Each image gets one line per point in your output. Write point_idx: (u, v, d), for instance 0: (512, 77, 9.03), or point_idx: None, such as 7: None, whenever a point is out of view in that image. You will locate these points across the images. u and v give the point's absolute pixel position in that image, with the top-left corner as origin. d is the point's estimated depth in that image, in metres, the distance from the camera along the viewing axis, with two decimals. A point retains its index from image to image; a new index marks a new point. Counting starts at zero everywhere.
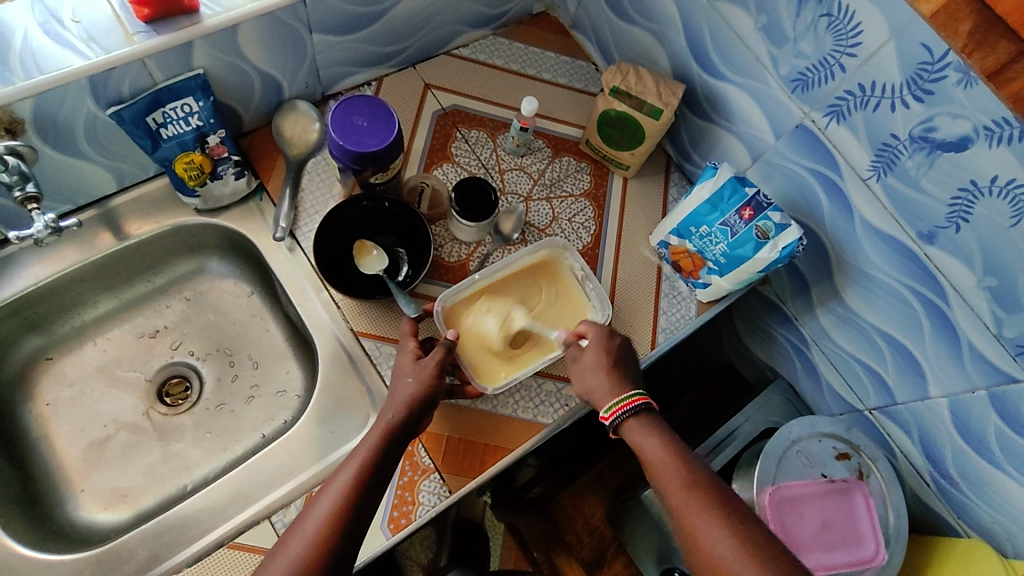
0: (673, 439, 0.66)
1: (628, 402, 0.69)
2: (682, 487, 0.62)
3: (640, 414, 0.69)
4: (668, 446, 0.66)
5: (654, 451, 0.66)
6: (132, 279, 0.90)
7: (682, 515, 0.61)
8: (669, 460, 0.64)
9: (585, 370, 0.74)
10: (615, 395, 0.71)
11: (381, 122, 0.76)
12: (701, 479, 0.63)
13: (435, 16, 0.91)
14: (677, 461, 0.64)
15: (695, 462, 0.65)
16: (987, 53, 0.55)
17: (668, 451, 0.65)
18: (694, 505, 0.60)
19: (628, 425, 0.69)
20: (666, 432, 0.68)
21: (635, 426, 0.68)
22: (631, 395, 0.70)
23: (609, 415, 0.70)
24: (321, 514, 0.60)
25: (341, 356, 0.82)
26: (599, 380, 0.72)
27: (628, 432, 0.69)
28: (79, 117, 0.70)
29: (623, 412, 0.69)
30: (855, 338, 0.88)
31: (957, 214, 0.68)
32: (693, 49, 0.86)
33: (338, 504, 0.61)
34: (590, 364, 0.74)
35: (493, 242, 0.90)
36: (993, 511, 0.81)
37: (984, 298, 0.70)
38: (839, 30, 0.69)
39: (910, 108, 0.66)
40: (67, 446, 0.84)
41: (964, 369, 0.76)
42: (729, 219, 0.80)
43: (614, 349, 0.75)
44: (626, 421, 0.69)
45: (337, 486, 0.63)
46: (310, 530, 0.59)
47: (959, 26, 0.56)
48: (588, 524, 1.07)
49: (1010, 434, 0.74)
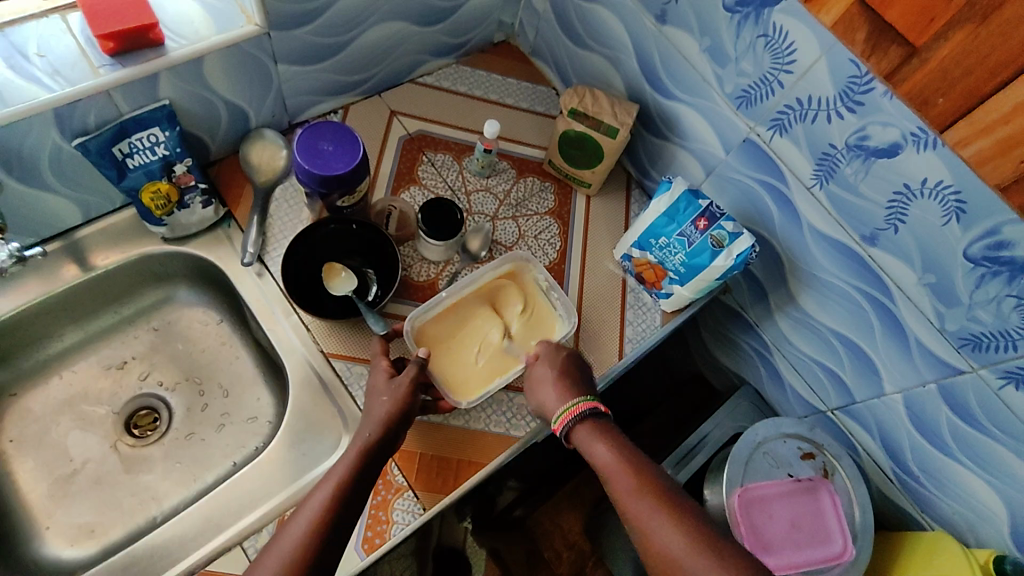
0: (622, 442, 0.68)
1: (574, 409, 0.71)
2: (633, 489, 0.65)
3: (588, 420, 0.71)
4: (617, 450, 0.68)
5: (605, 456, 0.68)
6: (98, 310, 0.89)
7: (636, 518, 0.63)
8: (619, 464, 0.66)
9: (539, 383, 0.77)
10: (562, 404, 0.73)
11: (345, 146, 0.78)
12: (651, 480, 0.65)
13: (398, 45, 0.94)
14: (626, 464, 0.66)
15: (645, 462, 0.68)
16: (882, 57, 0.64)
17: (616, 455, 0.67)
18: (645, 507, 0.63)
19: (578, 432, 0.71)
20: (613, 436, 0.70)
21: (584, 433, 0.70)
22: (576, 402, 0.72)
23: (558, 425, 0.72)
24: (299, 531, 0.61)
25: (312, 380, 0.82)
26: (550, 395, 0.75)
27: (579, 438, 0.71)
28: (44, 149, 0.71)
29: (572, 419, 0.71)
30: (812, 340, 0.91)
31: (894, 216, 0.72)
32: (646, 72, 0.90)
33: (315, 525, 0.61)
34: (542, 378, 0.77)
35: (461, 260, 0.92)
36: (953, 502, 0.84)
37: (926, 295, 0.74)
38: (776, 49, 0.73)
39: (844, 118, 0.71)
40: (31, 482, 0.82)
41: (914, 364, 0.79)
42: (685, 230, 0.84)
43: (562, 363, 0.78)
44: (574, 428, 0.71)
45: (312, 505, 0.63)
46: (288, 548, 0.59)
47: (856, 35, 0.65)
48: (566, 540, 1.12)
49: (962, 425, 0.77)
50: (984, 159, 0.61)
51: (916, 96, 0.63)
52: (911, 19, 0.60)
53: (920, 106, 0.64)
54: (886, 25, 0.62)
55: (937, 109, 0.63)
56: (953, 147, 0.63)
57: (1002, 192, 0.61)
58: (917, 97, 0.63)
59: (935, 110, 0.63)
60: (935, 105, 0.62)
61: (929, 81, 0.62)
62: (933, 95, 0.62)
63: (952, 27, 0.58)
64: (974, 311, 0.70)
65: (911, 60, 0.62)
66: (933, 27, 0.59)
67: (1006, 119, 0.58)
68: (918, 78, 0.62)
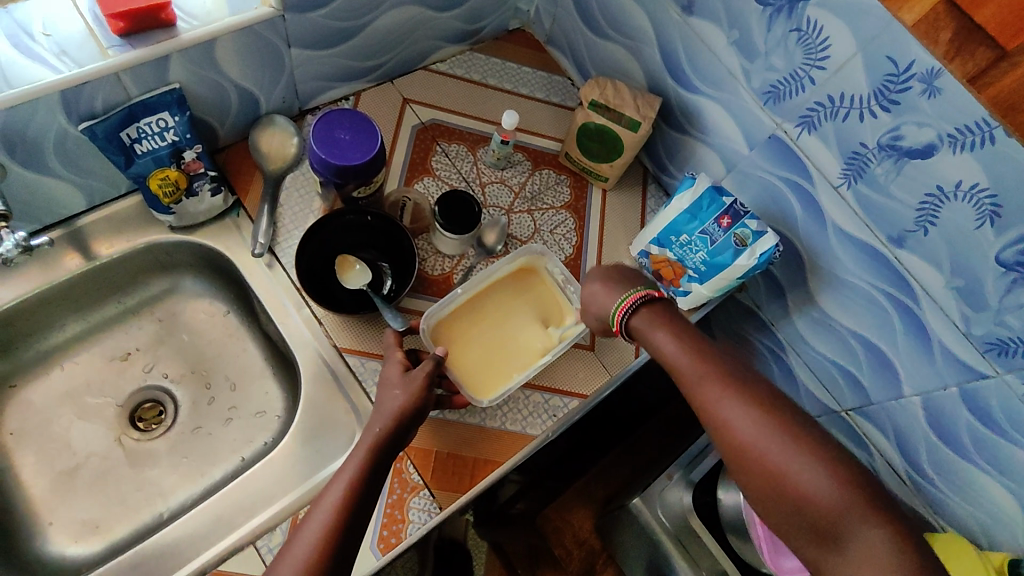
0: (680, 330, 0.67)
1: (628, 301, 0.69)
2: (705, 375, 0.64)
3: (643, 310, 0.69)
4: (677, 338, 0.67)
5: (664, 343, 0.67)
6: (102, 300, 0.86)
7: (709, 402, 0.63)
8: (681, 350, 0.66)
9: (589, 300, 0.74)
10: (619, 294, 0.71)
11: (363, 135, 0.76)
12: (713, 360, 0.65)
13: (413, 31, 0.91)
14: (694, 355, 0.65)
15: (713, 350, 0.66)
16: (967, 59, 0.58)
17: (682, 345, 0.66)
18: (719, 392, 0.62)
19: (635, 322, 0.69)
20: (676, 324, 0.68)
21: (641, 324, 0.69)
22: (631, 293, 0.70)
23: (614, 322, 0.70)
24: (312, 536, 0.59)
25: (325, 375, 0.81)
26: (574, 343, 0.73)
27: (639, 328, 0.69)
28: (48, 132, 0.68)
29: (625, 313, 0.69)
30: (830, 341, 0.90)
31: (924, 218, 0.71)
32: (668, 65, 0.88)
33: (330, 527, 0.59)
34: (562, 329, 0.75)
35: (476, 254, 0.90)
36: (967, 505, 0.84)
37: (952, 299, 0.73)
38: (808, 45, 0.72)
39: (877, 118, 0.69)
40: (33, 476, 0.80)
41: (936, 368, 0.79)
42: (708, 228, 0.82)
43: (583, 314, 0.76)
44: (631, 320, 0.70)
45: (325, 507, 0.61)
46: (301, 554, 0.58)
47: (939, 35, 0.58)
48: (577, 537, 1.13)
49: (983, 429, 0.77)
50: None
51: (1003, 101, 0.57)
52: (1002, 22, 0.53)
53: (1006, 112, 0.58)
54: (973, 26, 0.55)
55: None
56: None
57: None
58: (1004, 101, 0.57)
59: (1022, 117, 0.57)
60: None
61: (1018, 87, 0.55)
62: (1021, 101, 0.56)
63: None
64: (1003, 316, 0.69)
65: (999, 64, 0.55)
66: None
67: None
68: (1007, 83, 0.56)
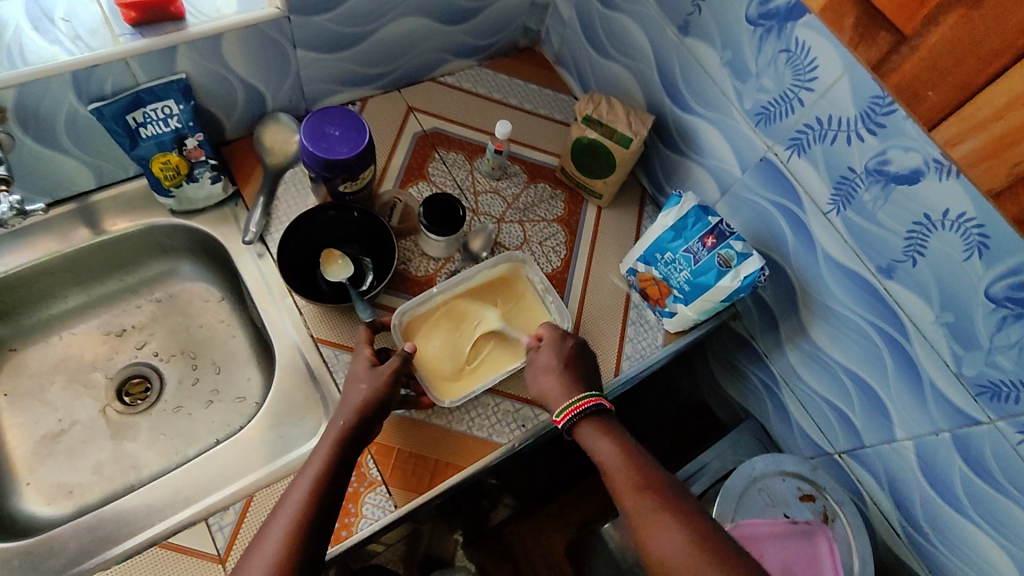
0: (626, 441, 0.67)
1: (577, 404, 0.70)
2: (632, 488, 0.63)
3: (592, 416, 0.70)
4: (620, 447, 0.67)
5: (607, 451, 0.67)
6: (104, 276, 0.91)
7: (633, 517, 0.62)
8: (620, 461, 0.65)
9: (539, 372, 0.75)
10: (568, 398, 0.71)
11: (352, 132, 0.78)
12: (650, 477, 0.64)
13: (421, 42, 0.94)
14: (628, 463, 0.65)
15: (646, 463, 0.66)
16: (870, 45, 0.58)
17: (620, 454, 0.66)
18: (643, 505, 0.61)
19: (582, 427, 0.69)
20: (617, 432, 0.69)
21: (588, 428, 0.69)
22: (585, 397, 0.71)
23: (562, 418, 0.70)
24: (280, 533, 0.59)
25: (300, 364, 0.82)
26: (552, 384, 0.74)
27: (582, 433, 0.69)
28: (60, 110, 0.73)
29: (576, 413, 0.70)
30: (822, 377, 0.86)
31: (913, 248, 0.68)
32: (666, 85, 0.88)
33: (296, 524, 0.59)
34: (545, 363, 0.75)
35: (461, 258, 0.90)
36: (963, 564, 0.78)
37: (942, 335, 0.69)
38: (797, 65, 0.70)
39: (864, 141, 0.67)
40: (18, 437, 0.84)
41: (928, 411, 0.74)
42: (692, 246, 0.81)
43: (567, 353, 0.76)
44: (578, 423, 0.70)
45: (291, 502, 0.61)
46: (271, 552, 0.57)
47: (844, 21, 0.60)
48: (547, 560, 1.05)
49: (976, 479, 0.72)
50: (977, 159, 0.56)
51: (905, 88, 0.58)
52: (900, 1, 0.54)
53: (910, 100, 0.58)
54: (874, 10, 0.57)
55: (927, 103, 0.57)
56: (944, 145, 0.58)
57: (993, 199, 0.56)
58: (906, 88, 0.57)
59: (925, 104, 0.57)
60: (926, 99, 0.57)
61: (920, 70, 0.55)
62: (924, 87, 0.56)
63: (944, 10, 0.52)
64: (995, 356, 0.65)
65: (900, 48, 0.56)
66: (923, 11, 0.53)
67: (999, 116, 0.52)
68: (908, 67, 0.56)
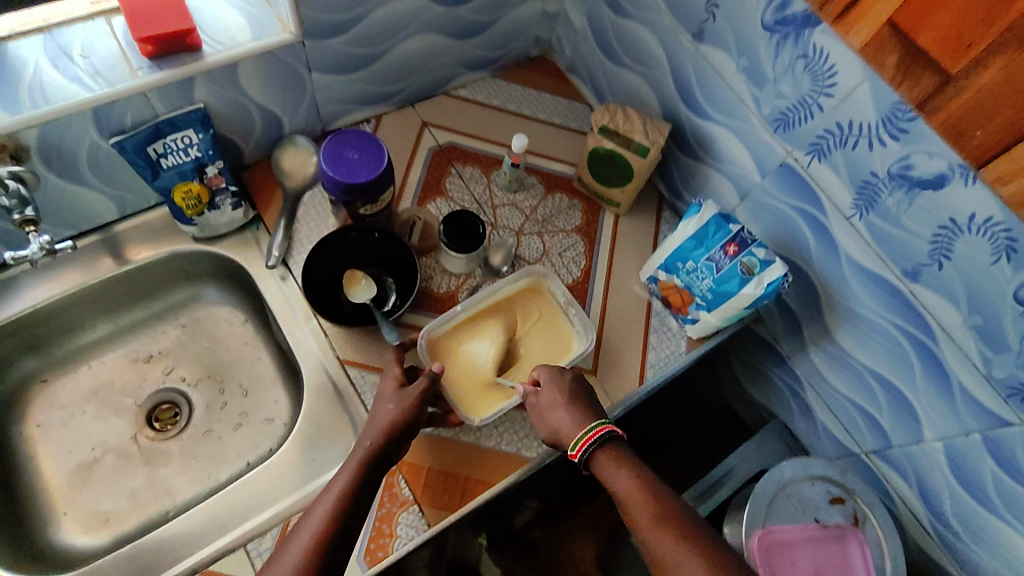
0: (643, 472, 0.67)
1: (592, 433, 0.70)
2: (651, 522, 0.63)
3: (607, 445, 0.70)
4: (637, 478, 0.67)
5: (624, 483, 0.66)
6: (129, 304, 0.92)
7: (656, 553, 0.61)
8: (637, 492, 0.65)
9: (546, 411, 0.75)
10: (580, 429, 0.71)
11: (371, 154, 0.79)
12: (669, 509, 0.64)
13: (433, 57, 0.94)
14: (646, 496, 0.65)
15: (663, 493, 0.66)
16: (914, 82, 0.60)
17: (637, 485, 0.66)
18: (662, 541, 0.61)
19: (597, 457, 0.69)
20: (632, 462, 0.68)
21: (603, 459, 0.69)
22: (595, 426, 0.71)
23: (576, 451, 0.70)
24: (300, 547, 0.58)
25: (327, 386, 0.83)
26: (563, 418, 0.73)
27: (598, 464, 0.69)
28: (82, 145, 0.73)
29: (591, 444, 0.69)
30: (848, 378, 0.86)
31: (939, 252, 0.67)
32: (681, 92, 0.88)
33: (321, 536, 0.59)
34: (551, 402, 0.75)
35: (482, 274, 0.91)
36: (996, 563, 0.78)
37: (971, 338, 0.69)
38: (816, 71, 0.70)
39: (886, 146, 0.67)
40: (53, 467, 0.85)
41: (957, 412, 0.74)
42: (713, 255, 0.81)
43: (569, 385, 0.76)
44: (594, 454, 0.70)
45: (314, 518, 0.61)
46: (289, 565, 0.56)
47: (886, 59, 0.61)
48: (577, 568, 1.02)
49: (1007, 479, 0.71)
50: None
51: (951, 127, 0.59)
52: (945, 45, 0.56)
53: (957, 139, 0.59)
54: (918, 51, 0.58)
55: (974, 142, 0.58)
56: (991, 183, 0.59)
57: None
58: (953, 127, 0.59)
59: (971, 143, 0.58)
60: (973, 138, 0.58)
61: (965, 111, 0.57)
62: (971, 127, 0.58)
63: (991, 54, 0.53)
64: None
65: (946, 88, 0.58)
66: (970, 53, 0.55)
67: None
68: (954, 107, 0.58)
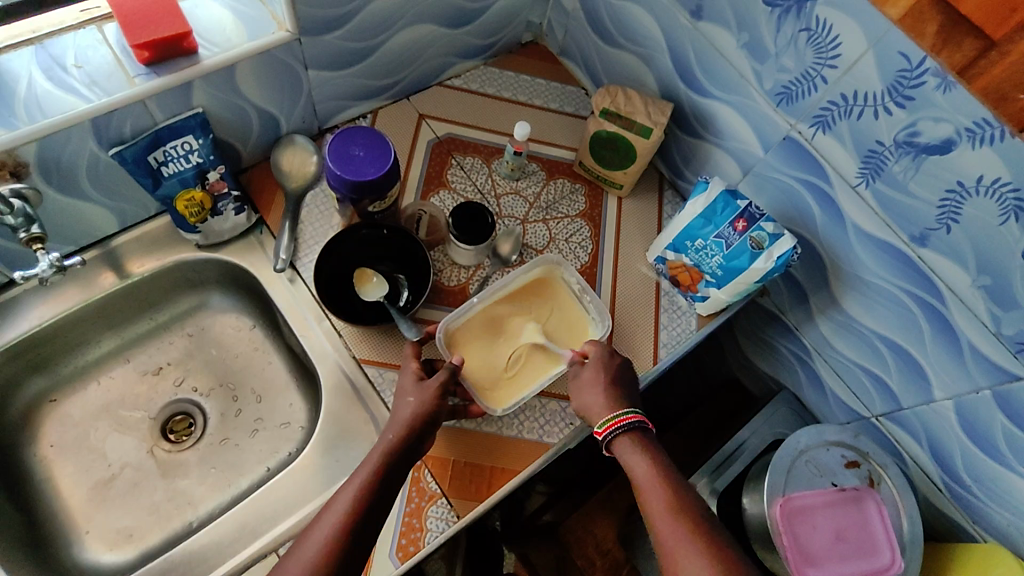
0: (663, 461, 0.68)
1: (621, 419, 0.71)
2: (666, 511, 0.64)
3: (632, 431, 0.71)
4: (656, 466, 0.68)
5: (643, 469, 0.67)
6: (134, 317, 0.90)
7: (664, 540, 0.62)
8: (654, 480, 0.66)
9: (584, 386, 0.76)
10: (609, 411, 0.72)
11: (377, 151, 0.78)
12: (683, 500, 0.65)
13: (427, 48, 0.93)
14: (664, 485, 0.66)
15: (681, 485, 0.67)
16: (954, 50, 0.59)
17: (655, 473, 0.67)
18: (676, 529, 0.62)
19: (620, 441, 0.71)
20: (655, 450, 0.70)
21: (626, 443, 0.70)
22: (626, 412, 0.72)
23: (602, 429, 0.71)
24: (322, 535, 0.60)
25: (345, 386, 0.82)
26: (597, 398, 0.74)
27: (620, 448, 0.71)
28: (82, 157, 0.72)
29: (616, 428, 0.71)
30: (856, 345, 0.88)
31: (947, 215, 0.69)
32: (679, 70, 0.88)
33: (339, 529, 0.60)
34: (591, 380, 0.76)
35: (491, 264, 0.91)
36: (1007, 513, 0.80)
37: (979, 297, 0.70)
38: (818, 44, 0.71)
39: (892, 114, 0.68)
40: (70, 486, 0.84)
41: (967, 370, 0.76)
42: (723, 231, 0.82)
43: (614, 369, 0.76)
44: (617, 437, 0.71)
45: (335, 509, 0.62)
46: (311, 553, 0.58)
47: (926, 27, 0.60)
48: (600, 547, 1.06)
49: (1018, 433, 0.74)
50: None
51: (992, 93, 0.58)
52: (988, 9, 0.55)
53: (997, 103, 0.59)
54: (958, 17, 0.57)
55: (1016, 106, 0.57)
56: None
57: None
58: (992, 92, 0.58)
59: (1014, 106, 0.58)
60: (1014, 101, 0.57)
61: (1009, 75, 0.56)
62: (1012, 90, 0.57)
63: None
64: None
65: (988, 54, 0.57)
66: (1013, 17, 0.54)
67: None
68: (996, 72, 0.57)
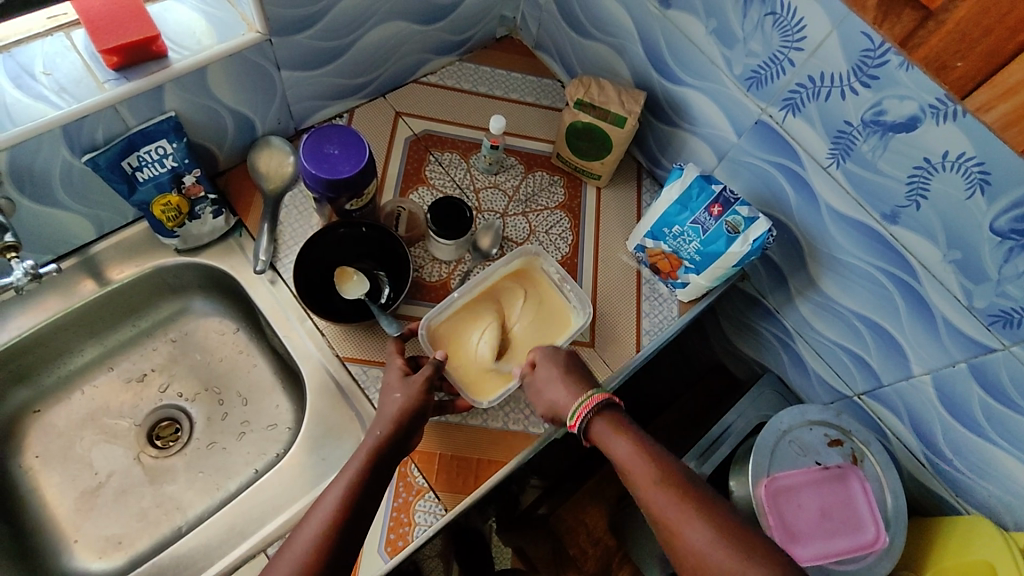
0: (640, 436, 0.68)
1: (590, 402, 0.71)
2: (654, 485, 0.64)
3: (605, 412, 0.71)
4: (636, 443, 0.67)
5: (624, 449, 0.67)
6: (116, 324, 0.90)
7: (660, 516, 0.62)
8: (637, 456, 0.66)
9: (543, 386, 0.76)
10: (577, 399, 0.72)
11: (352, 149, 0.78)
12: (669, 471, 0.64)
13: (401, 46, 0.93)
14: (646, 458, 0.66)
15: (664, 456, 0.67)
16: (893, 22, 0.53)
17: (637, 451, 0.66)
18: (667, 500, 0.62)
19: (596, 425, 0.70)
20: (630, 428, 0.69)
21: (602, 426, 0.70)
22: (592, 394, 0.71)
23: (575, 421, 0.71)
24: (312, 534, 0.59)
25: (329, 385, 0.83)
26: (560, 392, 0.74)
27: (598, 431, 0.70)
28: (54, 165, 0.71)
29: (589, 413, 0.70)
30: (835, 324, 0.89)
31: (915, 192, 0.70)
32: (652, 59, 0.89)
33: (328, 526, 0.59)
34: (547, 377, 0.76)
35: (472, 258, 0.91)
36: (988, 484, 0.81)
37: (951, 272, 0.71)
38: (784, 27, 0.72)
39: (858, 94, 0.69)
40: (57, 496, 0.84)
41: (943, 345, 0.77)
42: (699, 217, 0.83)
43: (565, 361, 0.77)
44: (592, 421, 0.71)
45: (324, 506, 0.61)
46: (299, 553, 0.57)
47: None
48: (592, 536, 1.06)
49: (996, 405, 0.75)
50: (1009, 123, 0.53)
51: (931, 62, 0.53)
52: None
53: (936, 71, 0.53)
54: None
55: (955, 74, 0.52)
56: (974, 111, 0.54)
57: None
58: (933, 61, 0.53)
59: (953, 75, 0.52)
60: (954, 69, 0.52)
61: (948, 44, 0.51)
62: (951, 58, 0.52)
63: None
64: (1003, 286, 0.67)
65: (926, 24, 0.51)
66: None
67: None
68: (934, 41, 0.52)
